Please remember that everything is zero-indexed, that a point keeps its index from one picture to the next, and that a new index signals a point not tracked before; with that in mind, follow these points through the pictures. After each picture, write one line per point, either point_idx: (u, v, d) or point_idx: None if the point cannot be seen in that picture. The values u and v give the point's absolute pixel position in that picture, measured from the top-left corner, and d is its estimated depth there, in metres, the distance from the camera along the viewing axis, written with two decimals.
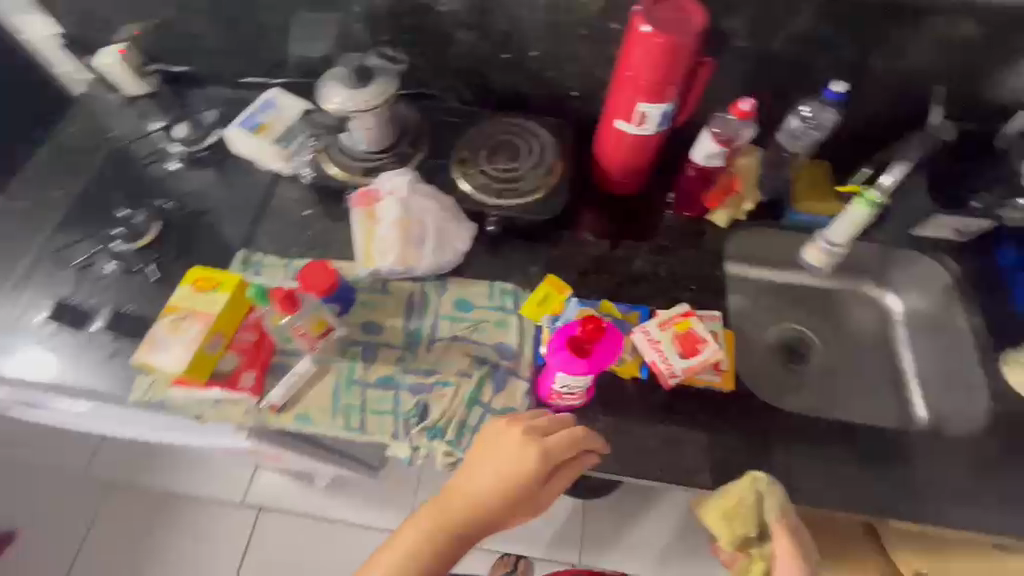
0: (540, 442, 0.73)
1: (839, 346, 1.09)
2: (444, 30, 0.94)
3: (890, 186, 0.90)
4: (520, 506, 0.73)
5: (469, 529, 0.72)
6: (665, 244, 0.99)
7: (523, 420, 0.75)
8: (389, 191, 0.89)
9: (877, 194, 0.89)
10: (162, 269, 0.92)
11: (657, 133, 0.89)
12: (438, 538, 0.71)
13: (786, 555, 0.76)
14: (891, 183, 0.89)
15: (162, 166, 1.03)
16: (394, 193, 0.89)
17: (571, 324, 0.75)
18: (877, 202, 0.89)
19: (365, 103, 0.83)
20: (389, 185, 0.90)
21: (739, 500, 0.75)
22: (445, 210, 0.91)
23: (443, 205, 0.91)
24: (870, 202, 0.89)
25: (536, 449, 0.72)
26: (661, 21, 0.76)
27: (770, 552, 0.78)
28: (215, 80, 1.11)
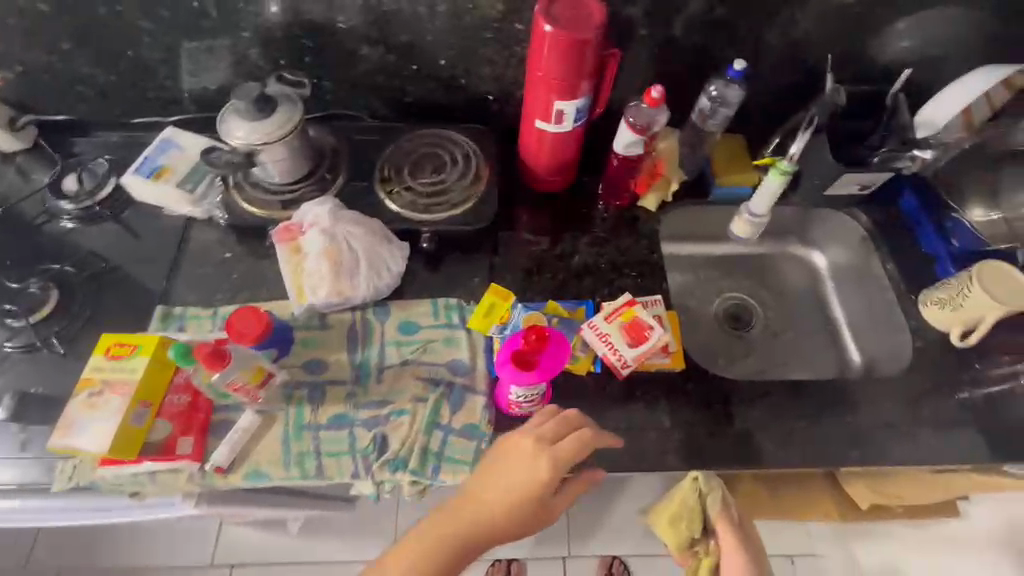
0: (554, 454, 0.70)
1: (778, 308, 1.14)
2: (346, 48, 0.90)
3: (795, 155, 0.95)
4: (528, 521, 0.70)
5: (475, 545, 0.70)
6: (602, 236, 1.00)
7: (532, 428, 0.72)
8: (312, 222, 0.84)
9: (787, 164, 0.93)
10: (70, 340, 0.84)
11: (576, 129, 0.89)
12: (443, 556, 0.69)
13: (730, 547, 0.82)
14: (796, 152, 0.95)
15: (54, 225, 0.94)
16: (316, 223, 0.84)
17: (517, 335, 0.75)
18: (789, 172, 0.93)
19: (269, 134, 0.79)
20: (309, 216, 0.85)
21: (682, 501, 0.82)
22: (374, 232, 0.87)
23: (372, 228, 0.87)
24: (783, 172, 0.93)
25: (549, 462, 0.69)
26: (563, 18, 0.76)
27: (716, 548, 0.84)
28: (102, 125, 1.02)
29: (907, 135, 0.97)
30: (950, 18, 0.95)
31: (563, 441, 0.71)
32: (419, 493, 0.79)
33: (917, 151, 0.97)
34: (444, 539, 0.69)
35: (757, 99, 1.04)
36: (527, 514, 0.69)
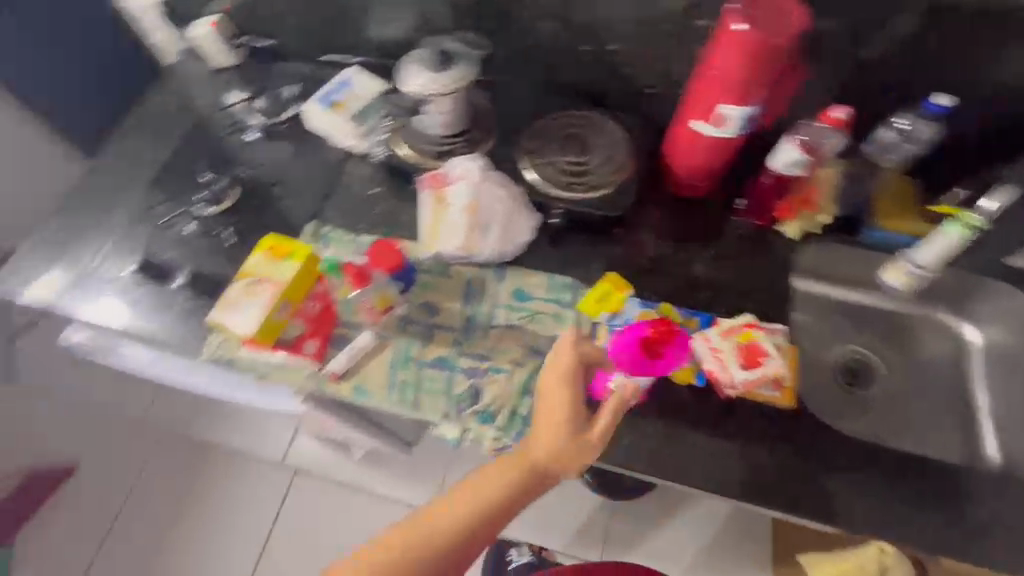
0: (565, 372, 0.68)
1: (907, 376, 1.03)
2: (525, 18, 0.93)
3: (993, 212, 0.86)
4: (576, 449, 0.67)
5: (537, 481, 0.67)
6: (731, 251, 0.96)
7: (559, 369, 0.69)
8: (462, 175, 0.89)
9: (978, 218, 0.86)
10: (239, 235, 0.97)
11: (734, 137, 0.86)
12: (514, 492, 0.65)
13: None
14: (994, 209, 0.86)
15: (241, 135, 1.08)
16: (466, 176, 0.89)
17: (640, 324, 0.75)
18: (976, 227, 0.86)
19: (444, 86, 0.85)
20: (461, 169, 0.90)
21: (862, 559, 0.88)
22: (512, 198, 0.91)
23: (511, 193, 0.92)
24: (969, 225, 0.86)
25: (564, 382, 0.68)
26: (758, 19, 0.73)
27: None
28: (297, 56, 1.15)
29: None
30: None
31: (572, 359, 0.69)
32: (496, 451, 0.82)
33: None
34: (508, 476, 0.65)
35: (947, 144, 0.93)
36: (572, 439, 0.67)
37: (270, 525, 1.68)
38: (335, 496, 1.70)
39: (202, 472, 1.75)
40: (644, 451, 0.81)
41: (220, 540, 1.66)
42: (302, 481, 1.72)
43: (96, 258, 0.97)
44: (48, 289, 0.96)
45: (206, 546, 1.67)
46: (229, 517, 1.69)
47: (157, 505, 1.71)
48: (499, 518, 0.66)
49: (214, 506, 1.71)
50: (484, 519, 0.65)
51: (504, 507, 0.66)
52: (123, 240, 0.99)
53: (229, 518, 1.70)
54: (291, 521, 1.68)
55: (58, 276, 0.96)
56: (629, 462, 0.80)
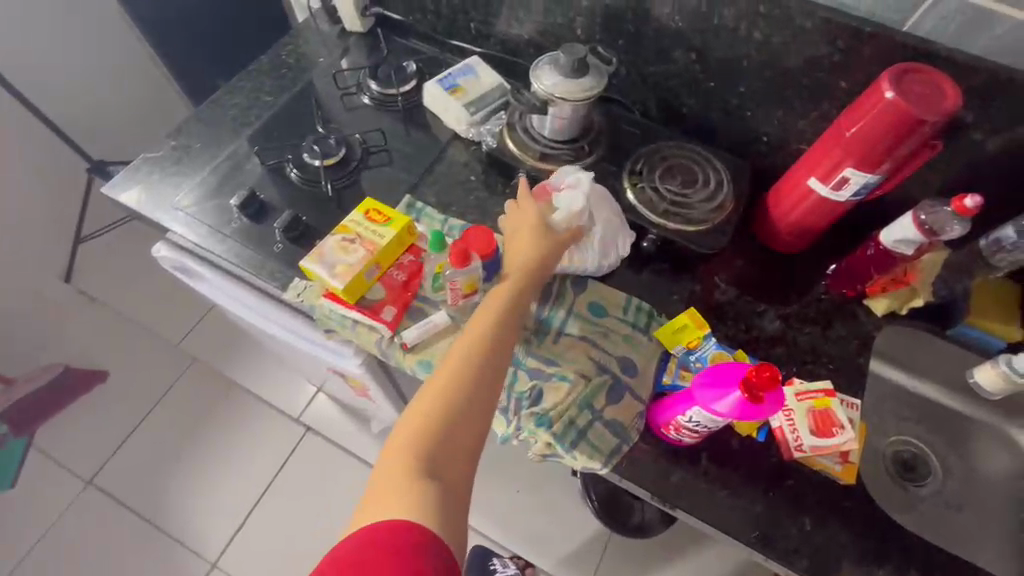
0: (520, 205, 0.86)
1: (961, 481, 1.00)
2: (661, 44, 0.94)
3: None
4: (546, 254, 0.81)
5: (518, 293, 0.77)
6: (811, 314, 0.95)
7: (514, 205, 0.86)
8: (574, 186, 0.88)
9: None
10: (338, 191, 1.00)
11: (847, 201, 0.86)
12: (509, 298, 0.76)
13: None
14: None
15: (356, 99, 1.12)
16: (578, 188, 0.88)
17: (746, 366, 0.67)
18: None
19: (573, 94, 0.86)
20: (573, 180, 0.89)
21: None
22: (615, 218, 0.91)
23: (614, 213, 0.92)
24: None
25: (523, 211, 0.85)
26: (909, 91, 0.72)
27: None
28: (422, 35, 1.18)
29: None
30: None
31: (517, 202, 0.87)
32: (544, 454, 0.83)
33: None
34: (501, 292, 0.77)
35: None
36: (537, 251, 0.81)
37: (274, 474, 1.70)
38: (340, 461, 1.71)
39: (221, 408, 1.78)
40: (693, 492, 0.80)
41: (224, 477, 1.69)
42: (314, 441, 1.74)
43: (204, 183, 1.02)
44: (149, 200, 1.00)
45: (208, 482, 1.68)
46: (238, 458, 1.72)
47: (173, 429, 1.75)
48: (506, 322, 0.74)
49: (223, 442, 1.74)
50: (493, 332, 0.73)
51: (506, 314, 0.75)
52: (230, 171, 1.03)
53: (237, 457, 1.72)
54: (293, 475, 1.69)
55: (163, 192, 1.01)
56: (674, 498, 0.79)
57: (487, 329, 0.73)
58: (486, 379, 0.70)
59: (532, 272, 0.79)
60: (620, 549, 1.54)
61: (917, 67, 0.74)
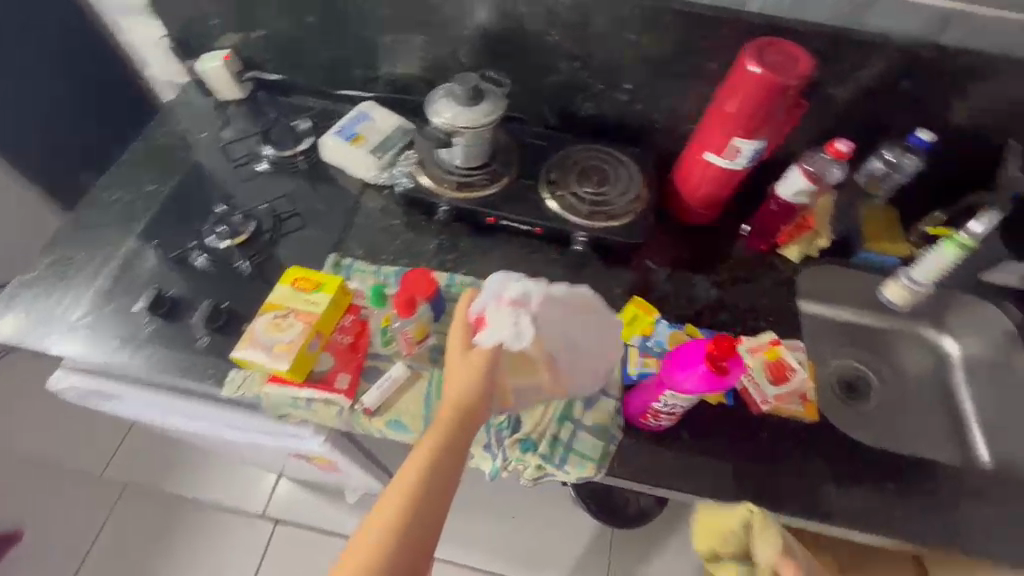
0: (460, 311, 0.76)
1: (897, 386, 1.12)
2: (545, 59, 0.98)
3: (980, 233, 0.89)
4: (479, 377, 0.71)
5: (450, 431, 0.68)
6: (741, 274, 1.02)
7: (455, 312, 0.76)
8: (518, 310, 0.71)
9: (968, 237, 0.89)
10: (256, 266, 0.94)
11: (743, 168, 0.93)
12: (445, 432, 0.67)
13: None
14: (982, 230, 0.89)
15: (251, 168, 1.06)
16: (522, 311, 0.71)
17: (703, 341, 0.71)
18: (967, 246, 0.90)
19: (474, 121, 0.87)
20: (516, 296, 0.72)
21: None
22: (594, 321, 0.79)
23: (587, 314, 0.79)
24: (960, 245, 0.90)
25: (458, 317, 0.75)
26: (769, 62, 0.80)
27: None
28: (307, 91, 1.14)
29: None
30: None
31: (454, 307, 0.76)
32: (537, 478, 0.81)
33: None
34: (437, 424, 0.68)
35: (938, 175, 1.00)
36: (471, 357, 0.72)
37: None
38: (321, 545, 1.58)
39: (172, 530, 1.59)
40: (684, 470, 0.82)
41: None
42: (287, 533, 1.60)
43: (100, 292, 0.91)
44: (34, 326, 0.88)
45: None
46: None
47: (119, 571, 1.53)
48: (439, 464, 0.65)
49: (181, 567, 1.54)
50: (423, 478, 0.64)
51: (439, 454, 0.66)
52: (126, 274, 0.93)
53: None
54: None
55: (48, 315, 0.89)
56: (670, 480, 0.81)
57: (416, 473, 0.64)
58: (411, 538, 0.60)
59: (466, 400, 0.70)
60: (625, 541, 1.56)
61: (770, 40, 0.82)
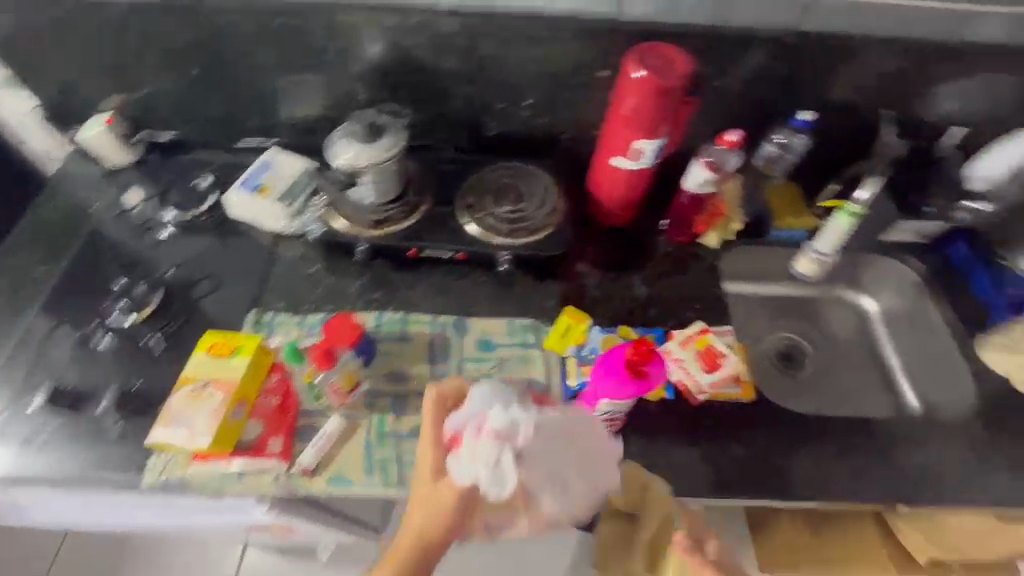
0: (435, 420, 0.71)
1: (829, 350, 1.18)
2: (442, 86, 0.98)
3: (868, 200, 0.97)
4: (444, 510, 0.67)
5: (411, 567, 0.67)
6: (666, 269, 1.04)
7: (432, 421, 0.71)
8: (499, 447, 0.62)
9: (857, 207, 0.97)
10: (168, 339, 0.88)
11: (649, 167, 0.96)
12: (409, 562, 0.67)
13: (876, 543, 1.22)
14: (868, 197, 0.97)
15: (153, 234, 1.00)
16: (506, 447, 0.62)
17: (620, 348, 0.73)
18: (858, 214, 0.97)
19: (376, 158, 0.85)
20: (499, 429, 0.63)
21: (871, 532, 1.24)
22: (588, 445, 0.70)
23: (579, 438, 0.69)
24: (852, 214, 0.97)
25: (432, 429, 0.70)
26: (652, 66, 0.84)
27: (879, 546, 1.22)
28: (205, 145, 1.09)
29: (962, 187, 1.03)
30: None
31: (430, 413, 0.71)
32: None
33: (969, 202, 1.03)
34: (402, 556, 0.67)
35: (828, 149, 1.06)
36: (440, 489, 0.67)
37: None
38: None
39: None
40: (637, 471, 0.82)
41: None
42: None
43: None
44: None
45: None
46: None
47: None
48: None
49: None
50: None
51: None
52: (22, 369, 0.86)
53: None
54: None
55: None
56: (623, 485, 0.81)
57: None
58: None
59: (431, 531, 0.67)
60: None
61: (650, 46, 0.86)
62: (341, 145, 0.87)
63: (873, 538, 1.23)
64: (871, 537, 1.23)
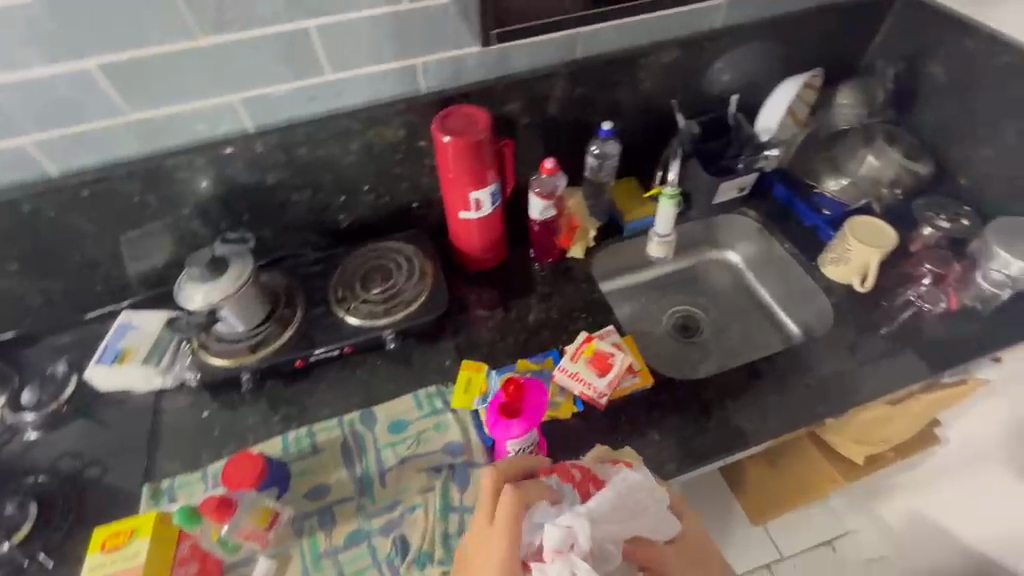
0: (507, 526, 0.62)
1: (717, 307, 1.30)
2: (277, 200, 1.00)
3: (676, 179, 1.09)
4: None
5: None
6: (546, 290, 1.11)
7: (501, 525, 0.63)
8: (569, 562, 0.57)
9: (670, 188, 1.07)
10: (58, 551, 0.82)
11: (494, 210, 1.03)
12: None
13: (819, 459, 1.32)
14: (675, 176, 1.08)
15: (16, 442, 0.92)
16: (574, 559, 0.57)
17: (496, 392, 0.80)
18: (674, 195, 1.07)
19: (227, 291, 0.85)
20: (560, 544, 0.58)
21: (811, 449, 1.34)
22: (645, 511, 0.68)
23: (636, 508, 0.67)
24: (670, 196, 1.07)
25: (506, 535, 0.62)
26: (455, 128, 0.91)
27: (825, 458, 1.31)
28: (52, 330, 1.03)
29: (755, 142, 1.17)
30: (773, 43, 1.13)
31: (501, 511, 0.64)
32: None
33: (769, 151, 1.16)
34: None
35: (643, 144, 1.20)
36: None
37: None
38: None
39: None
40: None
41: None
42: None
43: None
44: None
45: None
46: None
47: None
48: None
49: None
50: None
51: None
52: None
53: None
54: None
55: None
56: None
57: None
58: None
59: None
60: None
61: (449, 110, 0.93)
62: (188, 288, 0.86)
63: (814, 454, 1.33)
64: (814, 453, 1.33)
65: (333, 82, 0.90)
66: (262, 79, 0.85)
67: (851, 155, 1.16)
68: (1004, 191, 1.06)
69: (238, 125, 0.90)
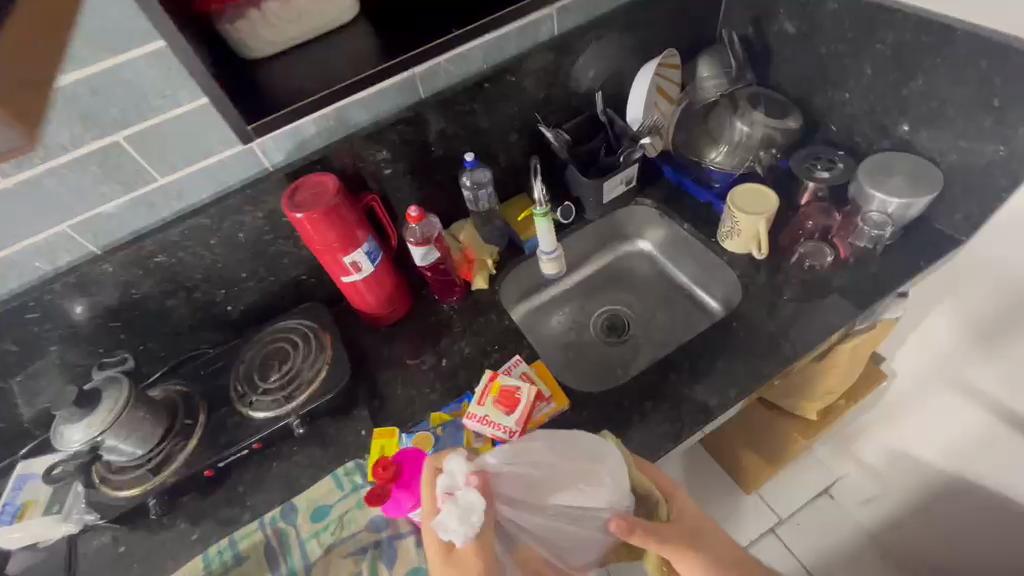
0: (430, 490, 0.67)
1: (641, 299, 1.29)
2: (154, 309, 0.96)
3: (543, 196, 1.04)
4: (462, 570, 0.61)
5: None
6: (455, 330, 1.09)
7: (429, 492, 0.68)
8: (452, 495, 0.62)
9: (539, 207, 1.05)
10: None
11: (377, 266, 1.00)
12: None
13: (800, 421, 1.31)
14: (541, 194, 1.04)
15: None
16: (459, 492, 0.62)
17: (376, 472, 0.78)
18: (545, 213, 1.05)
19: (103, 423, 0.82)
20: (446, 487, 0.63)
21: (780, 413, 1.33)
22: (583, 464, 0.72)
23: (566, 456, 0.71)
24: (541, 216, 1.05)
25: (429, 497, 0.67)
26: (306, 201, 0.89)
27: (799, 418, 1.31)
28: None
29: (629, 133, 1.14)
30: (624, 34, 1.12)
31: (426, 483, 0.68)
32: None
33: (644, 139, 1.14)
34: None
35: (522, 160, 1.19)
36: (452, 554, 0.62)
37: None
38: None
39: None
40: None
41: None
42: None
43: None
44: None
45: None
46: None
47: None
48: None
49: None
50: None
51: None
52: None
53: None
54: None
55: None
56: None
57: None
58: None
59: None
60: None
61: (297, 183, 0.91)
62: (60, 432, 0.82)
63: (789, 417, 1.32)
64: (785, 416, 1.32)
65: (169, 185, 0.87)
66: (91, 200, 0.82)
67: (723, 126, 1.16)
68: (871, 130, 1.06)
69: (83, 250, 0.87)
